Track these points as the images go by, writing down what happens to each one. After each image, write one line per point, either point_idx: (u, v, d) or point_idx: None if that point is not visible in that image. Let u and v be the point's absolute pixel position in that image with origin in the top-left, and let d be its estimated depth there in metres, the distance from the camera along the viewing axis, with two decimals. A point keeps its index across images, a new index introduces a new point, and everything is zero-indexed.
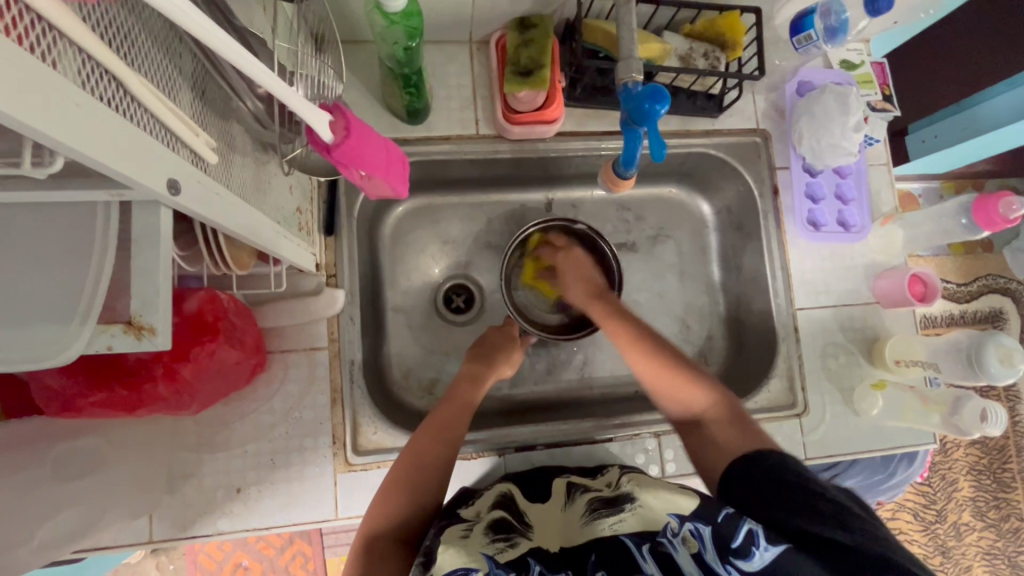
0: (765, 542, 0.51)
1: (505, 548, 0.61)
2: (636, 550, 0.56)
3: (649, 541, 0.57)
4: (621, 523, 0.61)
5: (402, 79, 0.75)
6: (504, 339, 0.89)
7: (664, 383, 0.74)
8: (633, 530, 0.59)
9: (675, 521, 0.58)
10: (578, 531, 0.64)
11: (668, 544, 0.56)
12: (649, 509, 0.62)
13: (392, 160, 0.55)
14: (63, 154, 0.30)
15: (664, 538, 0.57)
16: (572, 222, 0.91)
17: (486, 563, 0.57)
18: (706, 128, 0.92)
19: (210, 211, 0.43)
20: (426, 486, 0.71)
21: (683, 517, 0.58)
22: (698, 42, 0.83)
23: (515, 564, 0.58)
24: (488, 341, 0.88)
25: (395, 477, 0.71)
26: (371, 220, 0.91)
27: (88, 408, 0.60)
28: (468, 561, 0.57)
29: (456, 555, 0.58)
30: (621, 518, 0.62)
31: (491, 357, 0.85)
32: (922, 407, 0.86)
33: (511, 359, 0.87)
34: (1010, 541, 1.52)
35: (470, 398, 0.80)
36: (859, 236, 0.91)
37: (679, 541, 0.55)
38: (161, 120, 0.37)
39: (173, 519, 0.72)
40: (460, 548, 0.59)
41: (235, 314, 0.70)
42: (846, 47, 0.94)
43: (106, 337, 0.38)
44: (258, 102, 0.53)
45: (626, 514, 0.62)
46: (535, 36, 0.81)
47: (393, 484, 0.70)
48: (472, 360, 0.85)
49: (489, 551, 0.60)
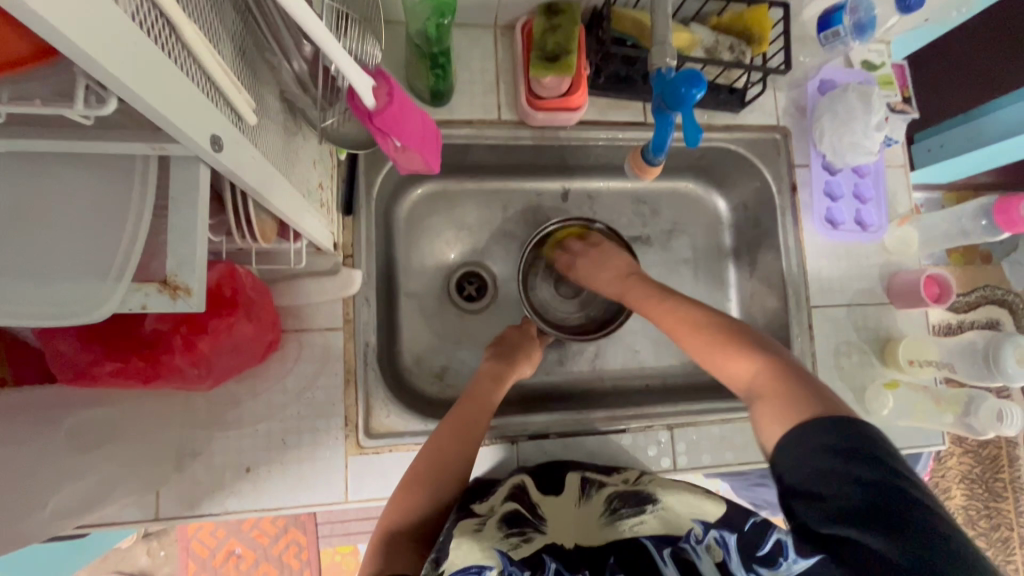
0: (794, 555, 0.48)
1: (519, 543, 0.59)
2: (657, 553, 0.56)
3: (671, 545, 0.58)
4: (643, 526, 0.63)
5: (429, 58, 0.75)
6: (524, 338, 0.87)
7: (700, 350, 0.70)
8: (656, 533, 0.61)
9: (700, 528, 0.60)
10: (597, 530, 0.65)
11: (690, 551, 0.57)
12: (671, 514, 0.64)
13: (428, 136, 0.55)
14: (116, 95, 0.29)
15: (688, 544, 0.58)
16: (591, 222, 0.92)
17: (500, 560, 0.55)
18: (727, 123, 0.92)
19: (246, 173, 0.42)
20: (444, 485, 0.71)
21: (708, 525, 0.60)
22: (724, 35, 0.82)
23: (529, 562, 0.56)
24: (508, 341, 0.86)
25: (414, 473, 0.71)
26: (387, 202, 0.90)
27: (105, 377, 0.59)
28: (481, 558, 0.55)
29: (470, 551, 0.56)
30: (642, 521, 0.64)
31: (513, 356, 0.84)
32: (934, 407, 0.87)
33: (531, 357, 0.85)
34: (999, 551, 1.56)
35: (492, 394, 0.79)
36: (875, 235, 0.92)
37: (703, 549, 0.56)
38: (207, 72, 0.37)
39: (182, 496, 0.71)
40: (473, 543, 0.58)
41: (253, 290, 0.68)
42: (868, 48, 0.94)
43: (141, 295, 0.37)
44: (303, 63, 0.52)
45: (646, 516, 0.65)
46: (562, 21, 0.80)
47: (415, 480, 0.71)
48: (493, 355, 0.84)
49: (504, 546, 0.58)
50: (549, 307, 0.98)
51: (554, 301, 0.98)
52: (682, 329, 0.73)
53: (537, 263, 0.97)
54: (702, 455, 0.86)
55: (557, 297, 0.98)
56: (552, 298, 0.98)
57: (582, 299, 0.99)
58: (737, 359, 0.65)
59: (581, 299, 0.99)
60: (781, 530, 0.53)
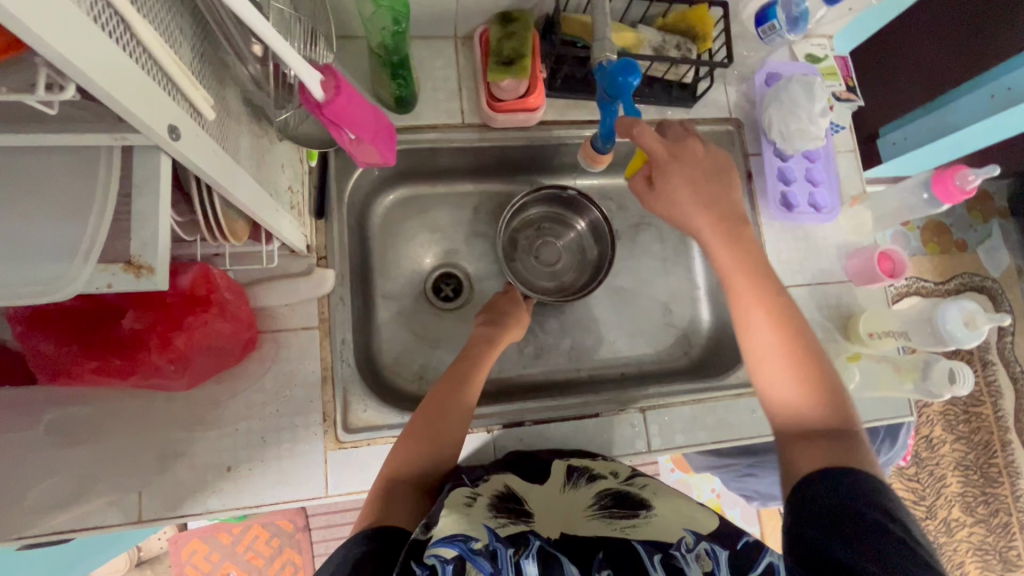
0: None
1: (507, 523, 0.56)
2: (647, 559, 0.51)
3: (661, 552, 0.52)
4: (634, 529, 0.57)
5: (390, 66, 0.79)
6: (511, 303, 0.89)
7: (775, 368, 0.68)
8: (647, 537, 0.55)
9: (690, 537, 0.55)
10: (582, 521, 0.60)
11: (681, 558, 0.51)
12: (664, 520, 0.58)
13: (382, 126, 0.60)
14: (74, 82, 0.32)
15: (677, 551, 0.52)
16: (563, 187, 0.98)
17: (486, 534, 0.52)
18: (681, 118, 0.96)
19: (207, 164, 0.46)
20: (443, 434, 0.72)
21: (699, 535, 0.55)
22: (670, 35, 0.88)
23: (514, 539, 0.52)
24: (496, 307, 0.88)
25: (412, 427, 0.72)
26: (361, 208, 0.94)
27: (84, 374, 0.65)
28: (467, 529, 0.52)
29: (457, 522, 0.54)
30: (634, 524, 0.58)
31: (504, 319, 0.86)
32: (895, 376, 0.91)
33: (520, 318, 0.87)
34: (1000, 537, 1.60)
35: (483, 354, 0.81)
36: (829, 216, 0.95)
37: (692, 557, 0.52)
38: (161, 66, 0.40)
39: (162, 497, 0.72)
40: (462, 516, 0.55)
41: (228, 289, 0.71)
42: (810, 43, 1.00)
43: (107, 275, 0.41)
44: (257, 65, 0.56)
45: (640, 520, 0.59)
46: (516, 29, 0.85)
47: (415, 432, 0.71)
48: (484, 321, 0.86)
49: (492, 524, 0.55)
50: (528, 277, 1.02)
51: (531, 271, 1.03)
52: (774, 345, 0.68)
53: (516, 237, 1.03)
54: (675, 435, 0.88)
55: (532, 268, 1.03)
56: (535, 265, 1.03)
57: (556, 266, 1.04)
58: (799, 388, 0.66)
59: (561, 267, 1.04)
60: (771, 554, 0.53)
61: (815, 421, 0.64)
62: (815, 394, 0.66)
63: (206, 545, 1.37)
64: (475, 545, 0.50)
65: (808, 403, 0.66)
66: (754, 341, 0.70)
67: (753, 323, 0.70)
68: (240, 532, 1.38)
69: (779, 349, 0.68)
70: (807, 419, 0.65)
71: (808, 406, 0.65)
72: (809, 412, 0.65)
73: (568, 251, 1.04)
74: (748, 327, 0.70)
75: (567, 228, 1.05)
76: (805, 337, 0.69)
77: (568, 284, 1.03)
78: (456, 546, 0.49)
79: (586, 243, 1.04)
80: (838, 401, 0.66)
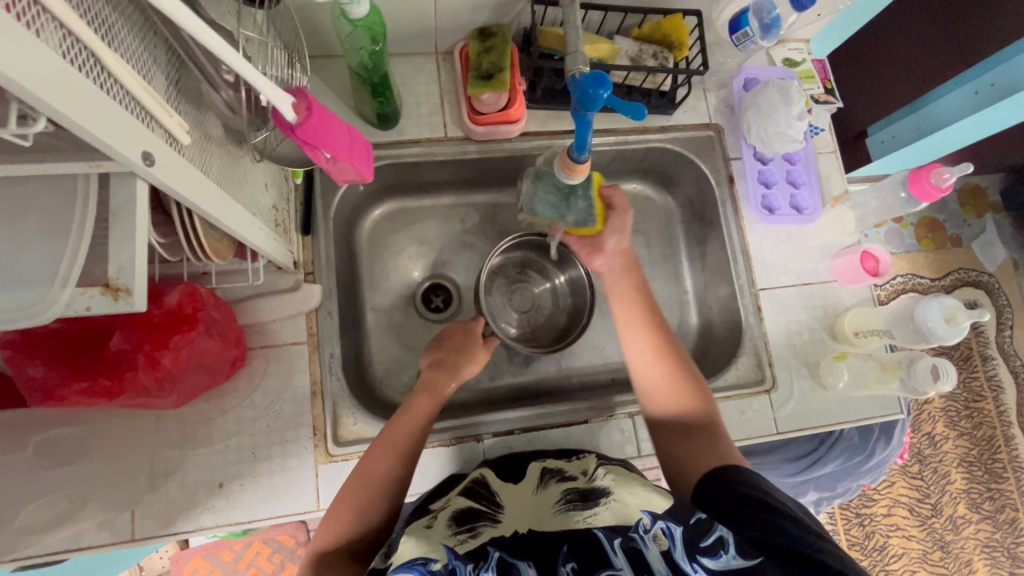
0: (734, 550, 0.52)
1: (466, 539, 0.58)
2: (607, 544, 0.53)
3: (621, 535, 0.54)
4: (595, 517, 0.58)
5: (370, 84, 0.80)
6: (468, 342, 0.87)
7: (650, 375, 0.78)
8: (608, 523, 0.56)
9: (646, 519, 0.56)
10: (547, 516, 0.62)
11: (639, 540, 0.53)
12: (622, 504, 0.60)
13: (358, 145, 0.61)
14: (45, 116, 0.34)
15: (636, 533, 0.54)
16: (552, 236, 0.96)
17: (445, 554, 0.53)
18: (661, 125, 0.98)
19: (182, 187, 0.47)
20: (371, 503, 0.70)
21: (655, 515, 0.57)
22: (647, 44, 0.89)
23: (473, 556, 0.53)
24: (452, 345, 0.86)
25: (342, 496, 0.70)
26: (348, 223, 0.95)
27: (72, 396, 0.65)
28: (427, 552, 0.53)
29: (416, 547, 0.54)
30: (595, 513, 0.59)
31: (464, 349, 0.86)
32: (882, 374, 0.91)
33: (474, 358, 0.86)
34: (1007, 533, 1.59)
35: (424, 411, 0.77)
36: (810, 218, 0.96)
37: (650, 538, 0.53)
38: (135, 97, 0.41)
39: (155, 515, 0.73)
40: (420, 541, 0.56)
41: (215, 307, 0.72)
42: (788, 48, 1.02)
43: (85, 298, 0.42)
44: (230, 91, 0.56)
45: (600, 508, 0.60)
46: (494, 43, 0.86)
47: (341, 501, 0.70)
48: (432, 368, 0.83)
49: (450, 543, 0.56)
50: (497, 315, 1.00)
51: (500, 311, 1.01)
52: (648, 351, 0.79)
53: (494, 272, 1.01)
54: None
55: (502, 308, 1.01)
56: (505, 304, 1.01)
57: (526, 314, 1.02)
58: (674, 389, 0.77)
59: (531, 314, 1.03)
60: (722, 527, 0.55)
61: (694, 418, 0.75)
62: (692, 393, 0.76)
63: (208, 563, 1.37)
64: (433, 568, 0.50)
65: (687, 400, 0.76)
66: (631, 348, 0.81)
67: (634, 334, 0.81)
68: (242, 549, 1.38)
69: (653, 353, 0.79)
70: (690, 416, 0.75)
71: (687, 404, 0.75)
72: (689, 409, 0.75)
73: (542, 299, 1.03)
74: (628, 336, 0.81)
75: (551, 277, 1.03)
76: (672, 342, 0.80)
77: (535, 335, 1.01)
78: (413, 572, 0.49)
79: (563, 297, 1.02)
80: (702, 393, 0.76)
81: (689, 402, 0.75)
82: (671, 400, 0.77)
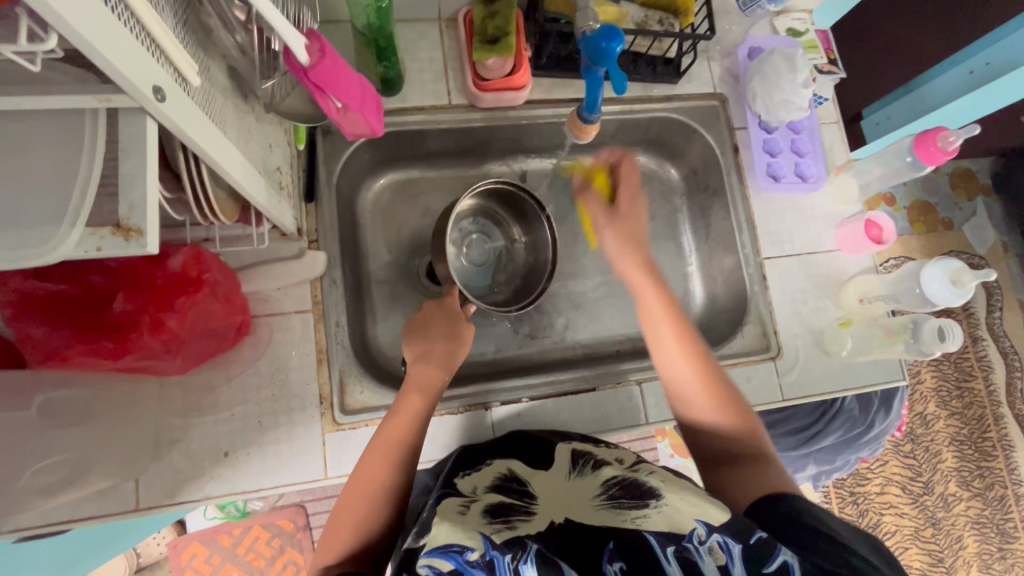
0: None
1: (503, 529, 0.56)
2: (660, 552, 0.50)
3: (674, 543, 0.51)
4: (645, 519, 0.55)
5: (374, 45, 0.79)
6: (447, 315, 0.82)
7: (694, 400, 0.73)
8: (658, 527, 0.53)
9: (702, 528, 0.52)
10: (587, 510, 0.60)
11: (694, 552, 0.50)
12: (675, 510, 0.55)
13: (369, 97, 0.61)
14: (56, 31, 0.32)
15: (690, 544, 0.50)
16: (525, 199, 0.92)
17: (482, 543, 0.52)
18: (666, 94, 0.97)
19: (193, 128, 0.45)
20: (370, 514, 0.67)
21: (711, 525, 0.52)
22: (653, 9, 0.88)
23: (512, 544, 0.52)
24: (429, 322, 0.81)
25: (341, 510, 0.68)
26: (350, 192, 0.93)
27: (77, 357, 0.64)
28: (461, 538, 0.53)
29: (450, 531, 0.54)
30: (644, 515, 0.56)
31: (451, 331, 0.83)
32: (885, 339, 0.91)
33: (459, 334, 0.81)
34: (996, 510, 1.62)
35: (419, 407, 0.73)
36: (815, 185, 0.97)
37: (706, 550, 0.50)
38: (147, 28, 0.40)
39: (160, 484, 0.72)
40: (455, 524, 0.56)
41: (220, 271, 0.71)
42: (791, 17, 1.01)
43: (95, 238, 0.41)
44: (243, 35, 0.55)
45: (650, 511, 0.56)
46: (500, 7, 0.85)
47: (340, 517, 0.68)
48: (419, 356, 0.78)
49: (486, 531, 0.55)
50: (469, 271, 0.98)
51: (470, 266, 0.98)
52: (690, 373, 0.74)
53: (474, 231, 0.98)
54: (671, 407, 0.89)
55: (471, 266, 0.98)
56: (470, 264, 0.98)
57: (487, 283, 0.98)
58: (719, 415, 0.72)
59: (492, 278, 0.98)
60: (786, 550, 0.50)
61: (742, 447, 0.70)
62: (740, 417, 0.72)
63: (206, 549, 1.34)
64: (470, 556, 0.50)
65: (731, 426, 0.71)
66: (673, 370, 0.75)
67: (674, 359, 0.75)
68: (241, 534, 1.36)
69: (696, 375, 0.73)
70: (736, 445, 0.70)
71: (732, 432, 0.71)
72: (734, 435, 0.71)
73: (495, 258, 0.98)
74: (669, 361, 0.75)
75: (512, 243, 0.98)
76: (713, 362, 0.75)
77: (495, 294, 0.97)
78: (451, 560, 0.50)
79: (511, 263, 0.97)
80: (749, 417, 0.72)
81: (737, 428, 0.71)
82: (716, 427, 0.72)
